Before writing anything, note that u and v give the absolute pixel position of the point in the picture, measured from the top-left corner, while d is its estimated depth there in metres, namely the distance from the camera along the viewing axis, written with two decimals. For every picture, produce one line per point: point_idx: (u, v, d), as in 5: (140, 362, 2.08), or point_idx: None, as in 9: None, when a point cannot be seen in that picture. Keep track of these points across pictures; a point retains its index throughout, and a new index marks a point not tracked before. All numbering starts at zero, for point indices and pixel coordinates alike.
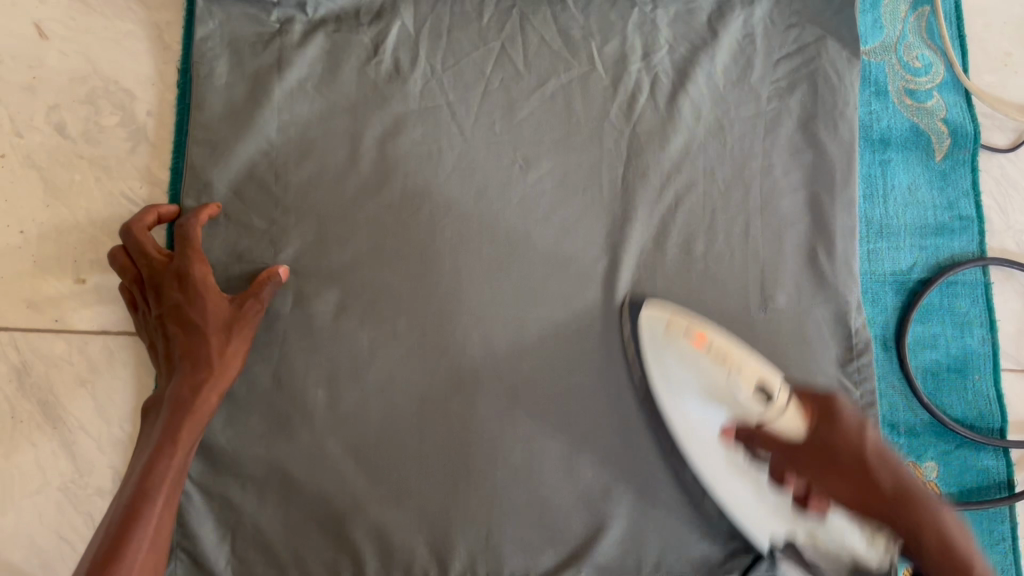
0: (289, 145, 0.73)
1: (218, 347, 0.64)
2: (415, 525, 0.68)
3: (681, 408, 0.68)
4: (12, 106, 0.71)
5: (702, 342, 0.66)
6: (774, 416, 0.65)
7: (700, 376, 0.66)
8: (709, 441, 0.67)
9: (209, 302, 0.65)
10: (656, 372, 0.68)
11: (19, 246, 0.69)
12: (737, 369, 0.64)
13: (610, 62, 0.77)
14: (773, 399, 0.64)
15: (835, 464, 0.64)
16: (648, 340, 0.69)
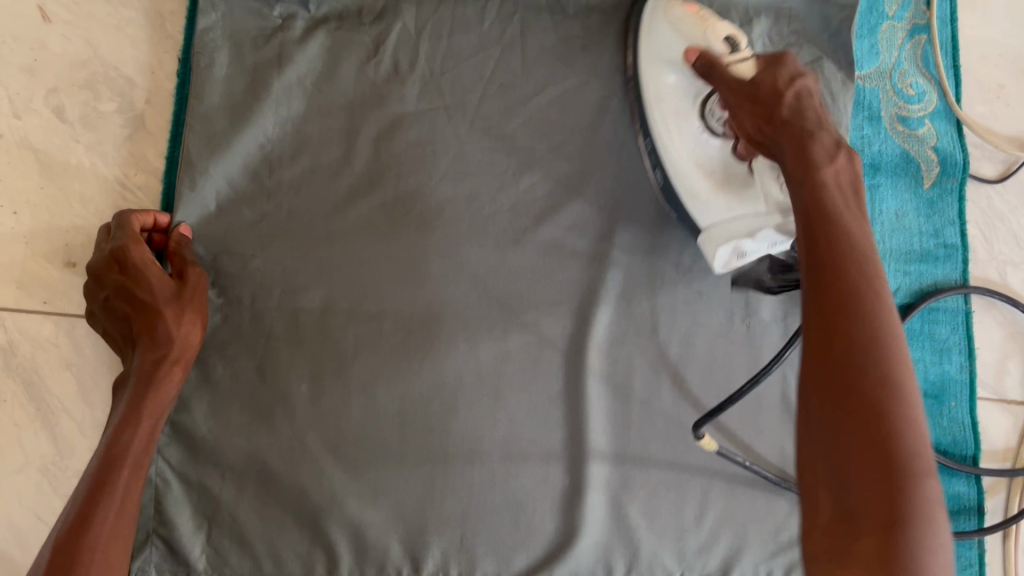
0: (285, 141, 0.73)
1: (174, 318, 0.65)
2: (391, 523, 0.68)
3: (662, 75, 0.73)
4: (11, 87, 0.71)
5: (691, 10, 0.72)
6: (733, 57, 0.66)
7: (682, 27, 0.71)
8: (672, 100, 0.72)
9: (155, 277, 0.65)
10: (648, 48, 0.74)
11: (12, 227, 0.69)
12: (711, 27, 0.69)
13: (606, 74, 0.78)
14: (736, 47, 0.67)
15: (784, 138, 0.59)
16: (649, 12, 0.75)
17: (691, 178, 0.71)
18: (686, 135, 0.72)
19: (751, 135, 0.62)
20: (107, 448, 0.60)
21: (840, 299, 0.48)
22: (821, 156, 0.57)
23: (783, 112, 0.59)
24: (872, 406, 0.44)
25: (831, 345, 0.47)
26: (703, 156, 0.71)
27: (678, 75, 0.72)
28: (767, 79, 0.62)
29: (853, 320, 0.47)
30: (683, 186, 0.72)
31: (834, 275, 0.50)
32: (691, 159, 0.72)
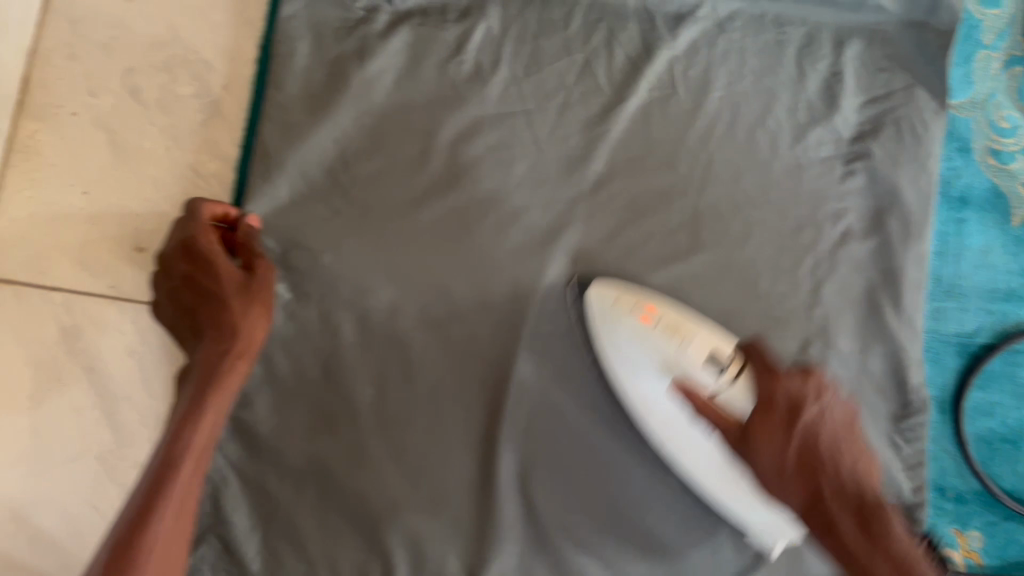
0: (362, 136, 0.72)
1: (240, 308, 0.62)
2: (449, 536, 0.67)
3: (629, 380, 0.64)
4: (89, 65, 0.70)
5: (648, 322, 0.63)
6: (722, 386, 0.60)
7: (659, 351, 0.62)
8: (663, 415, 0.64)
9: (222, 266, 0.63)
10: (609, 344, 0.65)
11: (81, 208, 0.68)
12: (687, 338, 0.61)
13: (693, 86, 0.76)
14: (721, 371, 0.60)
15: (767, 447, 0.58)
16: (598, 317, 0.66)
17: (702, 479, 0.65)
18: (698, 440, 0.63)
19: (767, 472, 0.58)
20: (166, 443, 0.57)
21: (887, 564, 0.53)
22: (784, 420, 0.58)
23: (791, 446, 0.57)
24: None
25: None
26: (711, 454, 0.63)
27: (660, 390, 0.63)
28: (774, 447, 0.58)
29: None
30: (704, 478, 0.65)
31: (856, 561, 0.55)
32: (710, 458, 0.64)
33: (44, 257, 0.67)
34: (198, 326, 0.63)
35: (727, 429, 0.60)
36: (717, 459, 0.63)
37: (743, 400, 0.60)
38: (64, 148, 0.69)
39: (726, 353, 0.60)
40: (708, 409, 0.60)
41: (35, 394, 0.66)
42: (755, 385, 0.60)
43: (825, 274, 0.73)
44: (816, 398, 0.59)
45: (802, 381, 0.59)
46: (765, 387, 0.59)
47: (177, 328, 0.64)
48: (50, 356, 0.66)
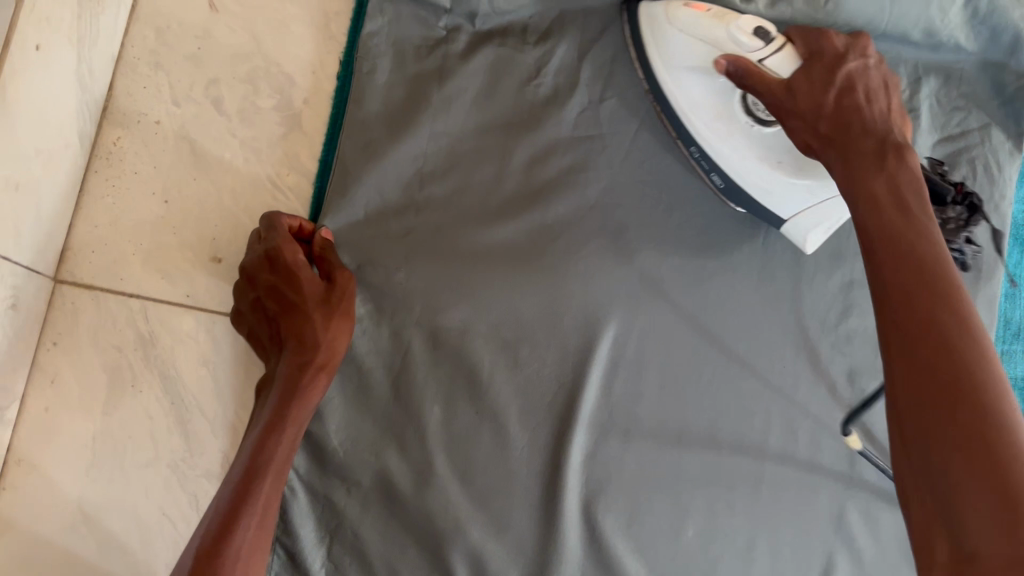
0: (438, 155, 0.72)
1: (322, 323, 0.63)
2: (512, 556, 0.67)
3: (678, 72, 0.69)
4: (173, 74, 0.71)
5: (700, 7, 0.66)
6: (767, 55, 0.63)
7: (698, 23, 0.65)
8: (709, 102, 0.69)
9: (305, 279, 0.64)
10: (661, 60, 0.71)
11: (161, 216, 0.69)
12: (733, 20, 0.64)
13: None
14: (766, 41, 0.63)
15: (807, 88, 0.60)
16: (652, 25, 0.70)
17: (750, 175, 0.69)
18: (741, 139, 0.68)
19: (800, 130, 0.60)
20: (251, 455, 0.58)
21: (931, 329, 0.42)
22: (824, 65, 0.61)
23: (829, 92, 0.60)
24: (968, 381, 0.39)
25: (933, 347, 0.41)
26: (755, 142, 0.68)
27: (707, 65, 0.67)
28: (816, 69, 0.61)
29: (960, 348, 0.41)
30: (749, 179, 0.70)
31: (932, 281, 0.45)
32: (749, 156, 0.68)
33: (123, 264, 0.68)
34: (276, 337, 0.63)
35: (769, 92, 0.62)
36: (765, 138, 0.67)
37: (788, 65, 0.62)
38: (146, 156, 0.69)
39: (772, 29, 0.63)
40: (754, 73, 0.62)
41: (109, 400, 0.66)
42: (799, 50, 0.62)
43: None
44: (861, 55, 0.62)
45: (845, 67, 0.61)
46: (800, 69, 0.61)
47: (256, 337, 0.65)
48: (125, 362, 0.67)
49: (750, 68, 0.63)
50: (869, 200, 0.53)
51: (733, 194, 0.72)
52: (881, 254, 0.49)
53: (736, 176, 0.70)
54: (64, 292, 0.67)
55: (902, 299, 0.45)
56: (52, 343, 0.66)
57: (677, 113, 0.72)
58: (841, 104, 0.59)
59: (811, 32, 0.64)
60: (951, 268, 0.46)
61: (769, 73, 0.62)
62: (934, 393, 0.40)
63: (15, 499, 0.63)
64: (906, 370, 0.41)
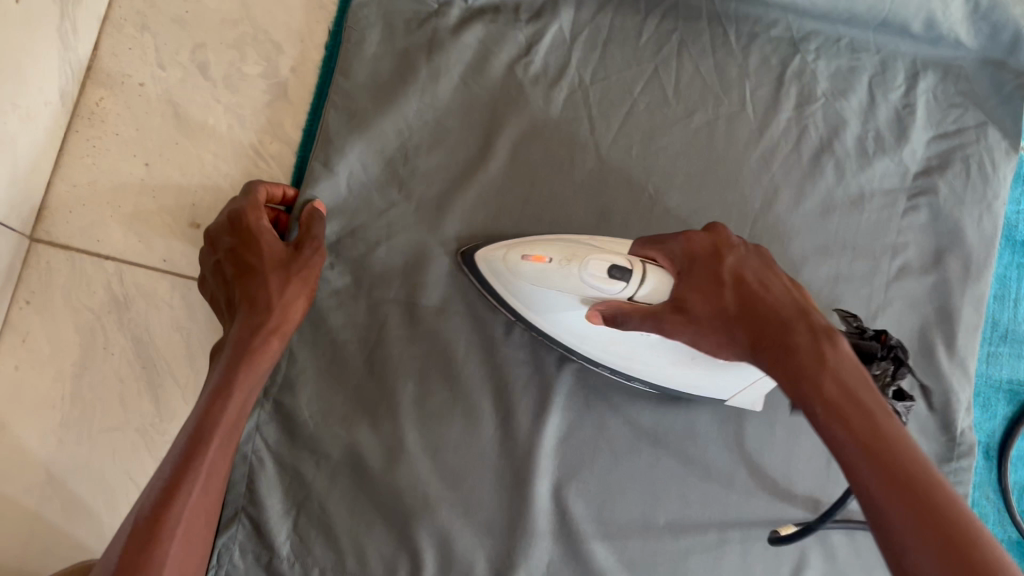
0: (424, 130, 0.71)
1: (278, 284, 0.61)
2: (480, 537, 0.66)
3: (552, 318, 0.62)
4: (160, 37, 0.70)
5: (542, 262, 0.58)
6: (632, 289, 0.54)
7: (566, 284, 0.57)
8: (592, 336, 0.62)
9: (264, 243, 0.62)
10: (516, 297, 0.63)
11: (141, 179, 0.68)
12: (585, 263, 0.55)
13: (761, 106, 0.74)
14: (625, 279, 0.54)
15: (703, 302, 0.52)
16: (494, 276, 0.64)
17: (644, 367, 0.64)
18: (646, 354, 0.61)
19: (714, 334, 0.52)
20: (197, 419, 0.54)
21: (914, 486, 0.41)
22: (708, 266, 0.53)
23: (726, 292, 0.52)
24: (937, 506, 0.41)
25: (923, 502, 0.41)
26: (648, 356, 0.61)
27: (578, 317, 0.60)
28: (706, 267, 0.53)
29: (940, 504, 0.41)
30: (661, 374, 0.64)
31: (878, 441, 0.44)
32: (653, 359, 0.62)
33: (100, 225, 0.67)
34: (234, 303, 0.61)
35: (652, 328, 0.54)
36: (660, 348, 0.59)
37: (659, 293, 0.54)
38: (128, 118, 0.69)
39: (624, 259, 0.54)
40: (619, 308, 0.54)
41: (80, 362, 0.65)
42: (666, 272, 0.54)
43: (879, 306, 0.72)
44: (728, 245, 0.54)
45: (713, 235, 0.55)
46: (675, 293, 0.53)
47: (219, 303, 0.63)
48: (98, 324, 0.66)
49: (621, 308, 0.55)
50: (778, 355, 0.49)
51: (658, 387, 0.67)
52: (823, 415, 0.46)
53: (650, 376, 0.65)
54: (39, 251, 0.66)
55: (866, 501, 0.43)
56: (25, 301, 0.65)
57: (576, 349, 0.65)
58: (742, 292, 0.51)
59: (670, 240, 0.55)
60: (874, 398, 0.46)
61: (641, 301, 0.54)
62: (934, 552, 0.39)
63: None
64: (910, 552, 0.40)
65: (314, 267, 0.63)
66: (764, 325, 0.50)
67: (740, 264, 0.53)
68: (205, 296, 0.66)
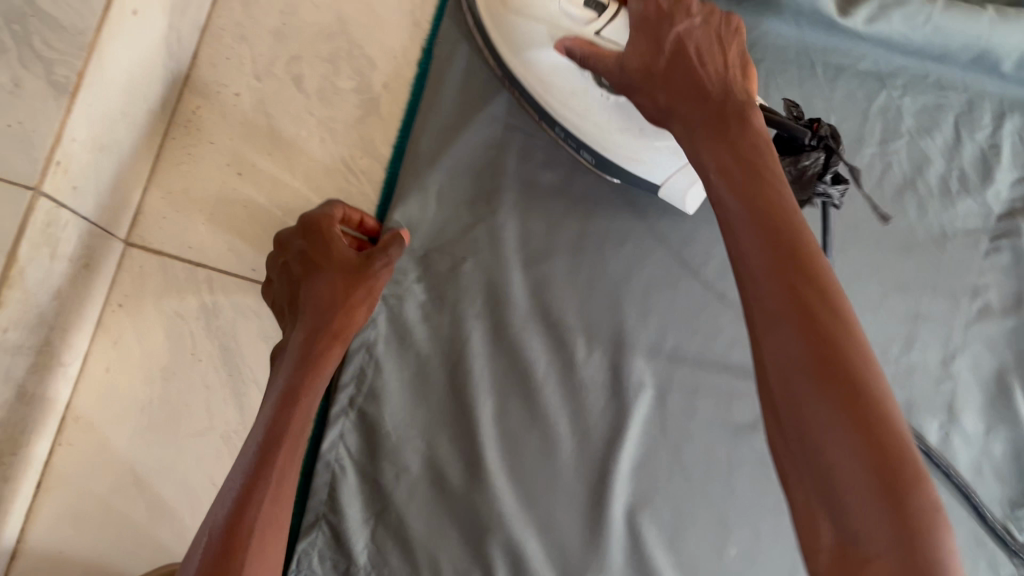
0: (510, 149, 0.72)
1: (343, 286, 0.61)
2: (553, 558, 0.66)
3: (533, 57, 0.65)
4: (257, 48, 0.71)
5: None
6: (599, 28, 0.61)
7: (540, 19, 0.63)
8: (562, 90, 0.65)
9: (337, 253, 0.62)
10: (513, 54, 0.67)
11: (234, 187, 0.69)
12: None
13: (846, 140, 0.74)
14: (596, 14, 0.61)
15: (638, 46, 0.56)
16: (496, 33, 0.68)
17: (615, 141, 0.65)
18: (597, 106, 0.64)
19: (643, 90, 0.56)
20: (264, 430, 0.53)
21: (816, 322, 0.39)
22: (664, 22, 0.55)
23: (661, 57, 0.54)
24: (846, 355, 0.38)
25: (815, 337, 0.38)
26: (612, 129, 0.64)
27: (553, 58, 0.64)
28: (640, 45, 0.56)
29: (834, 348, 0.38)
30: (608, 146, 0.66)
31: (792, 271, 0.41)
32: (608, 126, 0.65)
33: (193, 232, 0.68)
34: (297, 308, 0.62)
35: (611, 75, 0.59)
36: (621, 104, 0.63)
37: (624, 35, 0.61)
38: (223, 127, 0.70)
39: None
40: (585, 50, 0.60)
41: (169, 365, 0.67)
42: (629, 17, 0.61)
43: (958, 346, 0.72)
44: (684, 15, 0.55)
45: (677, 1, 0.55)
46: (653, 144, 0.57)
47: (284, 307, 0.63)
48: (187, 329, 0.68)
49: (585, 50, 0.60)
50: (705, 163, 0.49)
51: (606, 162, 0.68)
52: (740, 219, 0.44)
53: (608, 152, 0.66)
54: (133, 255, 0.67)
55: (761, 317, 0.41)
56: (118, 304, 0.67)
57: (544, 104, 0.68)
58: (673, 63, 0.54)
59: None
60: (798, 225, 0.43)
61: (601, 49, 0.60)
62: (815, 390, 0.37)
63: (73, 453, 0.64)
64: (778, 346, 0.39)
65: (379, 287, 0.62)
66: (731, 151, 0.48)
67: (688, 40, 0.54)
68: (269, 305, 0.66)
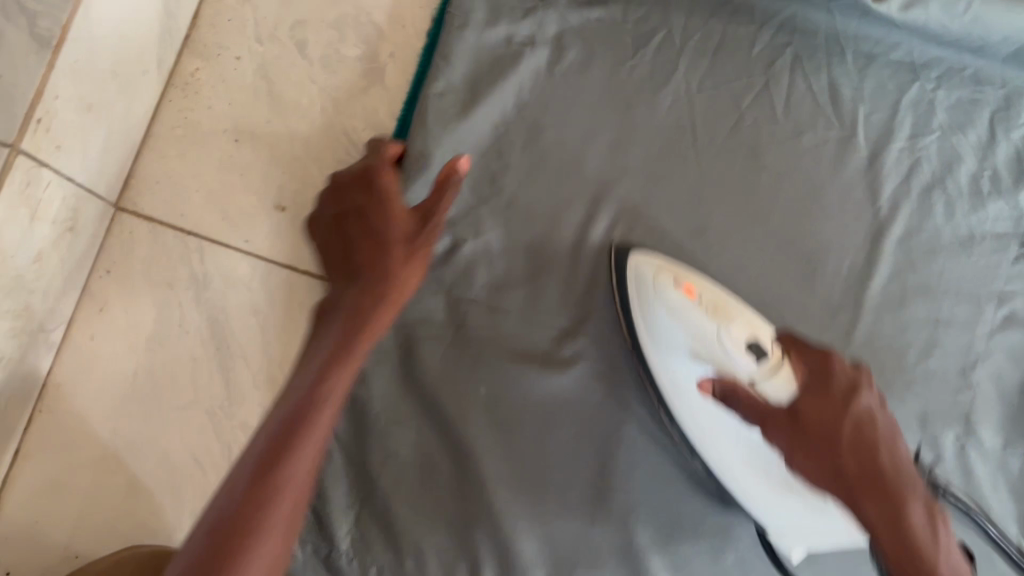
0: (519, 125, 0.69)
1: (401, 257, 0.55)
2: (543, 551, 0.64)
3: (674, 365, 0.59)
4: (261, 11, 0.69)
5: (691, 297, 0.59)
6: (762, 375, 0.54)
7: (687, 328, 0.58)
8: (700, 410, 0.59)
9: (397, 209, 0.57)
10: (645, 325, 0.61)
11: (229, 155, 0.67)
12: (727, 324, 0.56)
13: (874, 133, 0.71)
14: (760, 359, 0.55)
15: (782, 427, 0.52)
16: (633, 283, 0.62)
17: (740, 474, 0.59)
18: (729, 428, 0.58)
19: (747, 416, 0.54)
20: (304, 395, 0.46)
21: (823, 431, 0.49)
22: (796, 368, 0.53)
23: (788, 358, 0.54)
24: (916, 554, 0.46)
25: (884, 539, 0.47)
26: (715, 413, 0.59)
27: (697, 371, 0.58)
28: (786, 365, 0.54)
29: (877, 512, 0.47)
30: (737, 480, 0.59)
31: (836, 434, 0.49)
32: (737, 461, 0.58)
33: (186, 200, 0.66)
34: (352, 263, 0.54)
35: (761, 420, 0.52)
36: (751, 440, 0.57)
37: (782, 392, 0.53)
38: (221, 91, 0.67)
39: (766, 341, 0.55)
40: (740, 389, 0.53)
41: (154, 336, 0.65)
42: (796, 372, 0.53)
43: (979, 357, 0.68)
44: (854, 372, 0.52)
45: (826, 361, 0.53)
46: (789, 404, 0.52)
47: (331, 246, 0.56)
48: (175, 299, 0.65)
49: (740, 395, 0.53)
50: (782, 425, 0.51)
51: (714, 471, 0.61)
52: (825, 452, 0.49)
53: (749, 502, 0.59)
54: (125, 219, 0.65)
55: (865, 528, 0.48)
56: (106, 271, 0.65)
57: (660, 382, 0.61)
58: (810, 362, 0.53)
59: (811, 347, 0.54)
60: (865, 392, 0.51)
61: (763, 394, 0.54)
62: (868, 499, 0.47)
63: (50, 421, 0.62)
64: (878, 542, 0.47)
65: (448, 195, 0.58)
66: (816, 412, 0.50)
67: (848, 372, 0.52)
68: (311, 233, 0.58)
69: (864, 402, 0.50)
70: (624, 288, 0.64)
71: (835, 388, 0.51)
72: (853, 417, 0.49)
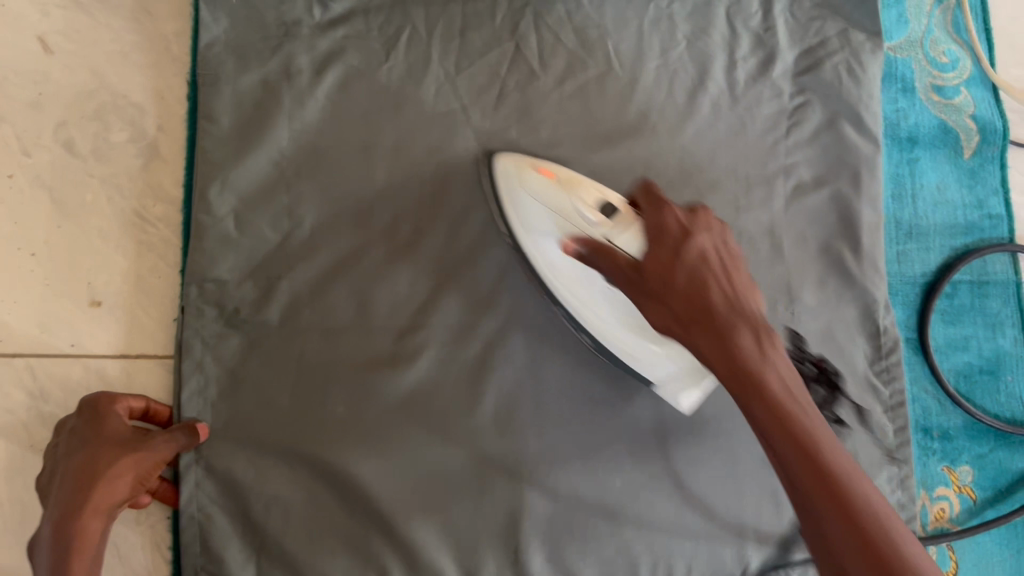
0: (300, 154, 0.71)
1: (109, 459, 0.59)
2: (444, 538, 0.67)
3: (541, 239, 0.65)
4: (18, 124, 0.69)
5: (546, 177, 0.63)
6: (617, 233, 0.58)
7: (544, 196, 0.63)
8: (566, 271, 0.65)
9: (104, 436, 0.60)
10: (520, 209, 0.66)
11: (30, 269, 0.68)
12: (577, 193, 0.61)
13: (627, 61, 0.75)
14: (607, 217, 0.59)
15: (705, 338, 0.51)
16: (504, 185, 0.67)
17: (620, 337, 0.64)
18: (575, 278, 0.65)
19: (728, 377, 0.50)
20: None
21: (659, 278, 0.54)
22: (751, 343, 0.50)
23: (742, 339, 0.50)
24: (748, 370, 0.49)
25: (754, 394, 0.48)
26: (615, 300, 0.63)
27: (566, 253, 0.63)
28: (666, 314, 0.54)
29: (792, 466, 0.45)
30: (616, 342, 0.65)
31: (740, 365, 0.49)
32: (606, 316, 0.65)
33: (0, 325, 0.66)
34: (83, 442, 0.60)
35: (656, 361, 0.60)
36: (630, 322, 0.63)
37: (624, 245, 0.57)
38: (4, 212, 0.68)
39: (616, 202, 0.59)
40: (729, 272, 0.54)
41: (12, 463, 0.65)
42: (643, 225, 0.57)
43: (783, 229, 0.74)
44: (707, 230, 0.56)
45: (758, 340, 0.50)
46: (651, 224, 0.56)
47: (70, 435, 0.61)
48: (18, 422, 0.66)
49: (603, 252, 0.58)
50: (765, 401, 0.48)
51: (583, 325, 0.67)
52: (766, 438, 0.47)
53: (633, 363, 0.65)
54: None
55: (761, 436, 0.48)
56: None
57: (549, 285, 0.67)
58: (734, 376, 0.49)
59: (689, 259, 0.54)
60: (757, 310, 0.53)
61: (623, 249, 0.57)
62: (755, 399, 0.48)
63: None
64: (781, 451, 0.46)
65: (157, 459, 0.61)
66: (728, 376, 0.50)
67: (749, 344, 0.50)
68: (61, 425, 0.63)
69: (751, 342, 0.50)
70: (505, 210, 0.68)
71: (734, 321, 0.51)
72: (743, 364, 0.49)
